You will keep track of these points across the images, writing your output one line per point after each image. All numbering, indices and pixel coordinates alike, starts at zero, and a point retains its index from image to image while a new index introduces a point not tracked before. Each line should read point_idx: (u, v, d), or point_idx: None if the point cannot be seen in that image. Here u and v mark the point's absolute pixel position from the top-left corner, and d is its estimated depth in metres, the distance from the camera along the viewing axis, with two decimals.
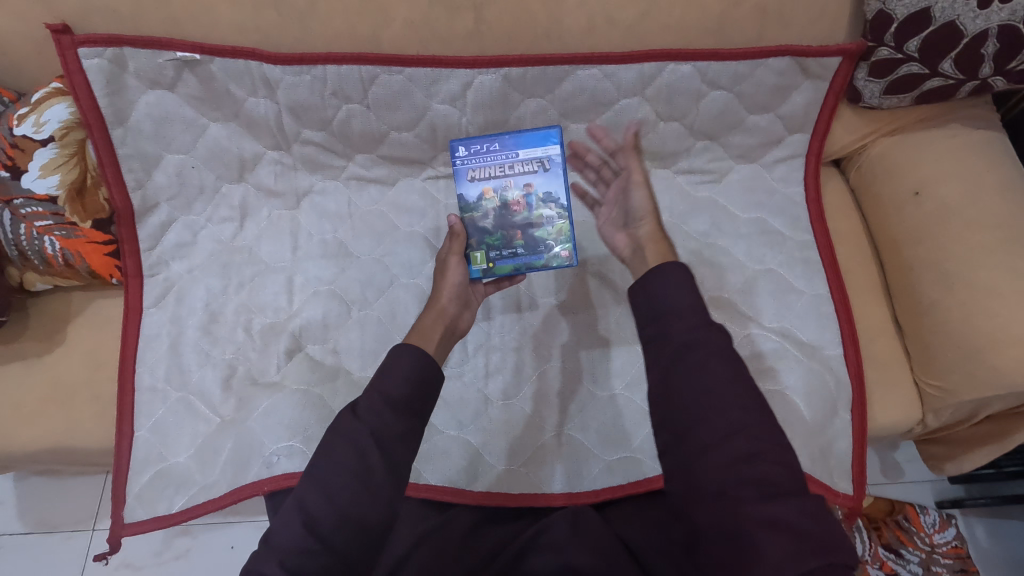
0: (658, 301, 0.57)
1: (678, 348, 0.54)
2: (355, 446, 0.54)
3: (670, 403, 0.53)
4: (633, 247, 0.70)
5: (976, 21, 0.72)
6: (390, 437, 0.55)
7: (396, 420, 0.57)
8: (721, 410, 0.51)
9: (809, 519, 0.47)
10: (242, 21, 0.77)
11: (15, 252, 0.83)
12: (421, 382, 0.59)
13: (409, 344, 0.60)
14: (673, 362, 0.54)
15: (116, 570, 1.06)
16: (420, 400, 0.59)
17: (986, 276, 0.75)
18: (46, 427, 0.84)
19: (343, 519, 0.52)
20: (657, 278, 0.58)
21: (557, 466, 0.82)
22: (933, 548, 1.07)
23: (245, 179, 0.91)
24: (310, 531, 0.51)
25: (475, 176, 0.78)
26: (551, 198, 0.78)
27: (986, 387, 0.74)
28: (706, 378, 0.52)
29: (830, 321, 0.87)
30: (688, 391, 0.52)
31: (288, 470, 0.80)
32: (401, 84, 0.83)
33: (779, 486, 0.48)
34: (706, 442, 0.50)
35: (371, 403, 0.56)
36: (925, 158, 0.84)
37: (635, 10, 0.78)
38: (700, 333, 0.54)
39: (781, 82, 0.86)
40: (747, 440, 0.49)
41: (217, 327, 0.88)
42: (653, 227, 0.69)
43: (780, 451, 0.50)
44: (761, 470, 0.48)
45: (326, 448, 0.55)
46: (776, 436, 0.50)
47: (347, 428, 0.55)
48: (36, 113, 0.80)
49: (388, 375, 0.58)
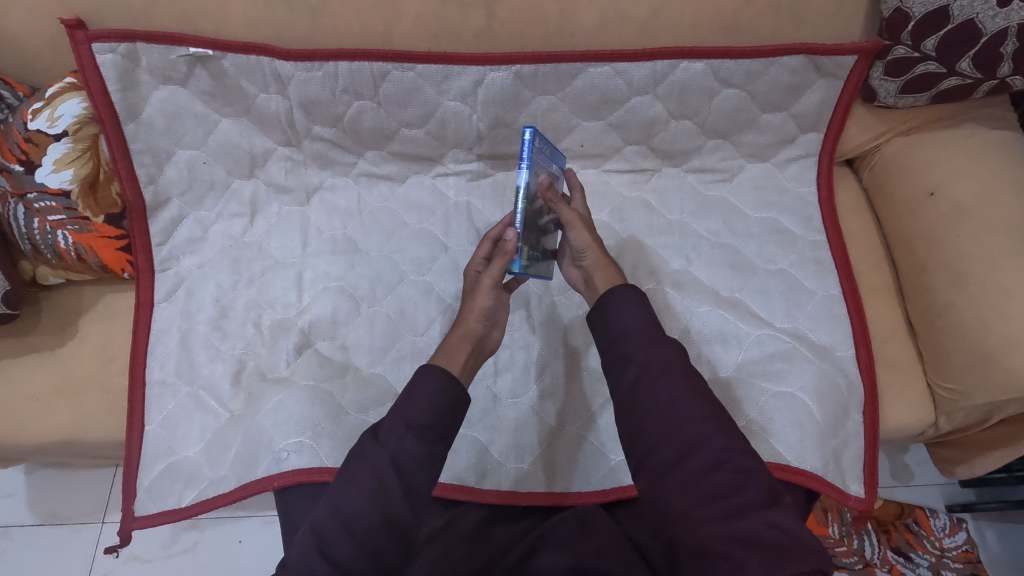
0: (610, 327, 0.63)
1: (638, 368, 0.59)
2: (375, 472, 0.56)
3: (636, 424, 0.57)
4: (584, 277, 0.75)
5: (996, 19, 0.71)
6: (410, 463, 0.57)
7: (418, 445, 0.58)
8: (687, 424, 0.55)
9: (772, 530, 0.49)
10: (255, 18, 0.77)
11: (28, 246, 0.83)
12: (443, 406, 0.60)
13: (433, 365, 0.61)
14: (632, 384, 0.58)
15: (124, 563, 1.07)
16: (443, 422, 0.60)
17: (1001, 278, 0.74)
18: (59, 419, 0.85)
19: (358, 545, 0.54)
20: (614, 299, 0.63)
21: (566, 465, 0.82)
22: (942, 552, 1.06)
23: (256, 175, 0.91)
24: (325, 558, 0.53)
25: (537, 172, 0.73)
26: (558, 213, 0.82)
27: (1001, 390, 0.74)
28: (662, 399, 0.56)
29: (842, 321, 0.86)
30: (648, 411, 0.57)
31: (298, 467, 0.79)
32: (412, 80, 0.83)
33: (742, 497, 0.51)
34: (671, 460, 0.54)
35: (394, 427, 0.58)
36: (941, 157, 0.83)
37: (648, 7, 0.78)
38: (654, 354, 0.59)
39: (795, 81, 0.85)
40: (710, 453, 0.53)
41: (227, 322, 0.88)
42: (598, 257, 0.72)
43: (739, 460, 0.53)
44: (722, 483, 0.52)
45: (346, 473, 0.57)
46: (736, 452, 0.53)
47: (368, 452, 0.57)
48: (50, 107, 0.80)
49: (411, 399, 0.60)
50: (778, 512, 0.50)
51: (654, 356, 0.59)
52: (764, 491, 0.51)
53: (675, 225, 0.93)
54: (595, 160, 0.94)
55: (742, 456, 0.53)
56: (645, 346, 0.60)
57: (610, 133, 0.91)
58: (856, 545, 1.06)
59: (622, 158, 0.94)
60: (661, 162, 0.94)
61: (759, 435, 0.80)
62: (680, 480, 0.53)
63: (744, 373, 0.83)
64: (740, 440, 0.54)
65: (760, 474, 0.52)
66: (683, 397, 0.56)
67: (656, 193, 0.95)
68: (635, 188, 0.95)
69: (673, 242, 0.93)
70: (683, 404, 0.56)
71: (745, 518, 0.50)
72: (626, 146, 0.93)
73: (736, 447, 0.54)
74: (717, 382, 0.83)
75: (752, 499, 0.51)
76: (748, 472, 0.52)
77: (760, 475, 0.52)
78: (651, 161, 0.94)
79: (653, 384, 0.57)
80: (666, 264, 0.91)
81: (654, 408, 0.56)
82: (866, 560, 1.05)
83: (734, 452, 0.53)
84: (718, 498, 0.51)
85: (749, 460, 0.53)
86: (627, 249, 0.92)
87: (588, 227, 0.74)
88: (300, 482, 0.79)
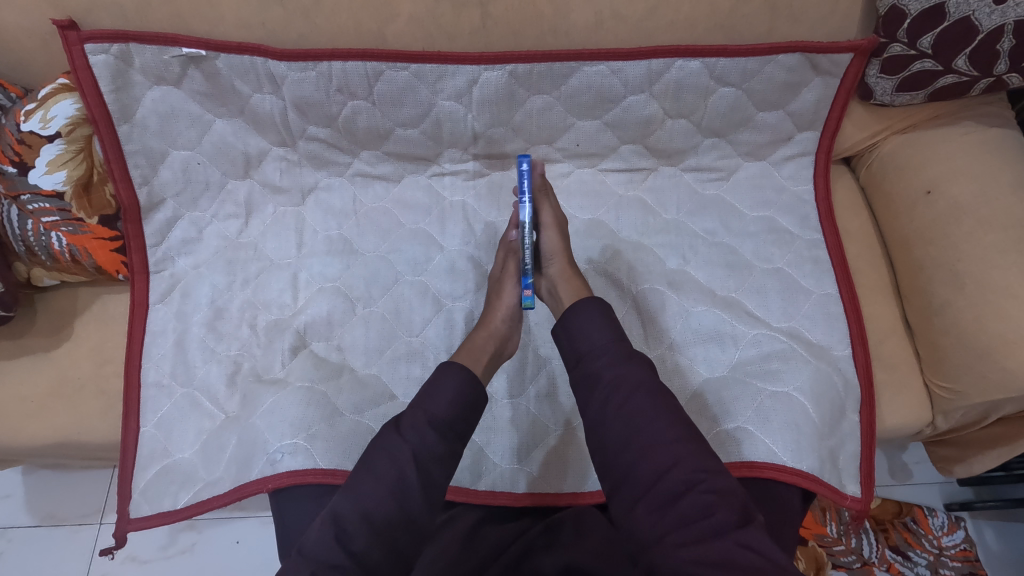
0: (576, 342, 0.66)
1: (606, 387, 0.62)
2: (395, 464, 0.59)
3: (609, 447, 0.60)
4: (549, 287, 0.78)
5: (992, 17, 0.71)
6: (428, 457, 0.60)
7: (438, 440, 0.61)
8: (660, 444, 0.57)
9: (748, 551, 0.50)
10: (248, 18, 0.77)
11: (22, 248, 0.83)
12: (464, 404, 0.63)
13: (456, 363, 0.64)
14: (605, 402, 0.61)
15: (122, 564, 1.07)
16: (463, 419, 0.63)
17: (998, 277, 0.74)
18: (54, 420, 0.85)
19: (374, 535, 0.56)
20: (580, 314, 0.67)
21: (564, 465, 0.81)
22: (941, 550, 1.05)
23: (251, 175, 0.91)
24: (341, 546, 0.55)
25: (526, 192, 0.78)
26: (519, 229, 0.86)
27: (999, 390, 0.73)
28: (636, 423, 0.59)
29: (839, 320, 0.86)
30: (620, 434, 0.59)
31: (291, 469, 0.77)
32: (406, 80, 0.82)
33: (713, 519, 0.52)
34: (647, 483, 0.56)
35: (416, 421, 0.61)
36: (938, 156, 0.83)
37: (643, 5, 0.77)
38: (624, 373, 0.61)
39: (792, 79, 0.84)
40: (683, 474, 0.55)
41: (222, 323, 0.88)
42: (563, 265, 0.77)
43: (714, 481, 0.54)
44: (696, 504, 0.53)
45: (367, 465, 0.59)
46: (711, 473, 0.55)
47: (390, 445, 0.60)
48: (43, 108, 0.80)
49: (432, 395, 0.63)
50: (749, 532, 0.51)
51: (621, 374, 0.62)
52: (736, 512, 0.53)
53: (671, 225, 0.93)
54: (591, 159, 0.94)
55: (717, 477, 0.55)
56: (613, 364, 0.63)
57: (606, 132, 0.90)
58: (854, 543, 1.06)
59: (618, 156, 0.93)
60: (658, 161, 0.94)
61: (754, 435, 0.79)
62: (654, 505, 0.55)
63: (739, 374, 0.83)
64: (713, 460, 0.56)
65: (733, 494, 0.54)
66: (655, 416, 0.58)
67: (652, 192, 0.95)
68: (631, 187, 0.95)
69: (670, 241, 0.92)
70: (654, 424, 0.58)
71: (716, 540, 0.51)
72: (622, 146, 0.92)
73: (710, 468, 0.55)
74: (712, 382, 0.83)
75: (724, 519, 0.52)
76: (720, 492, 0.54)
77: (734, 495, 0.54)
78: (647, 160, 0.94)
79: (623, 404, 0.60)
80: (663, 264, 0.91)
81: (626, 430, 0.59)
82: (864, 558, 1.05)
83: (708, 472, 0.55)
84: (692, 521, 0.53)
85: (725, 481, 0.55)
86: (623, 249, 0.91)
87: (560, 232, 0.79)
88: (292, 485, 0.77)
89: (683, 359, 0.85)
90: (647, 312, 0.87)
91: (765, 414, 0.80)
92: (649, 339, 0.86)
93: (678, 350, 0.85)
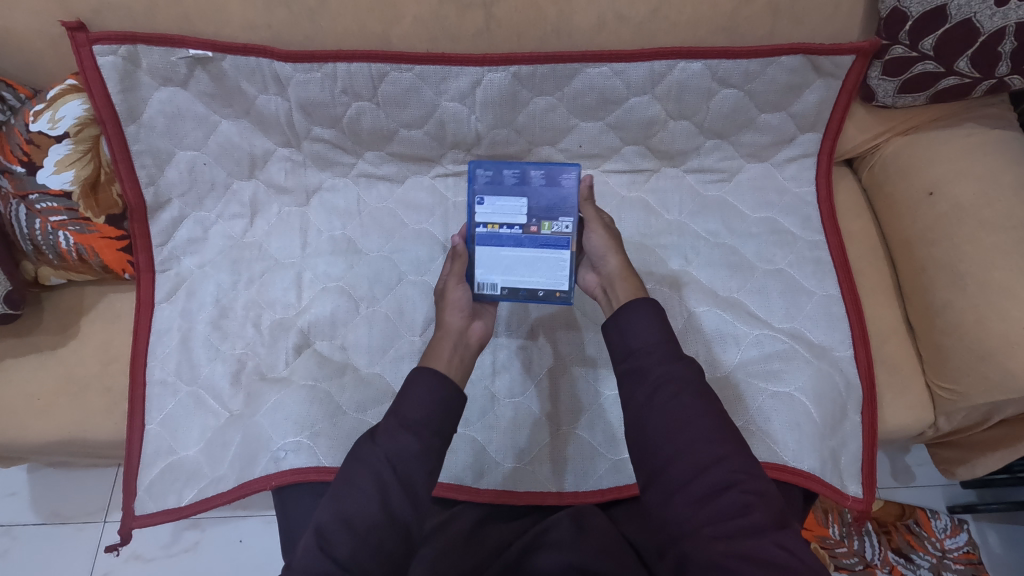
0: (627, 338, 0.65)
1: (653, 383, 0.61)
2: (372, 470, 0.59)
3: (643, 441, 0.59)
4: (604, 285, 0.77)
5: (994, 19, 0.71)
6: (407, 461, 0.59)
7: (414, 441, 0.61)
8: (695, 444, 0.57)
9: (781, 550, 0.50)
10: (255, 20, 0.78)
11: (30, 247, 0.84)
12: (438, 403, 0.63)
13: (426, 367, 0.65)
14: (648, 398, 0.60)
15: (126, 562, 1.07)
16: (438, 421, 0.63)
17: (1001, 278, 0.74)
18: (60, 418, 0.85)
19: (359, 542, 0.56)
20: (636, 310, 0.66)
21: (565, 464, 0.82)
22: (944, 553, 1.05)
23: (256, 175, 0.91)
24: (327, 555, 0.55)
25: (552, 203, 0.78)
26: (489, 243, 0.80)
27: (1000, 391, 0.74)
28: (681, 423, 0.58)
29: (841, 321, 0.86)
30: (660, 431, 0.58)
31: (297, 466, 0.78)
32: (410, 81, 0.83)
33: (750, 518, 0.52)
34: (684, 477, 0.56)
35: (389, 427, 0.61)
36: (942, 157, 0.83)
37: (645, 7, 0.78)
38: (672, 369, 0.61)
39: (793, 81, 0.85)
40: (723, 473, 0.55)
41: (227, 322, 0.88)
42: (620, 263, 0.75)
43: (752, 483, 0.54)
44: (734, 502, 0.53)
45: (346, 474, 0.59)
46: (751, 476, 0.55)
47: (366, 452, 0.60)
48: (51, 109, 0.81)
49: (405, 401, 0.63)
50: (786, 534, 0.52)
51: (669, 371, 0.61)
52: (773, 515, 0.53)
53: (673, 225, 0.94)
54: (594, 160, 0.94)
55: (755, 479, 0.55)
56: (662, 361, 0.62)
57: (609, 134, 0.91)
58: (857, 545, 1.06)
59: (621, 158, 0.94)
60: (660, 162, 0.94)
61: (756, 436, 0.79)
62: (689, 500, 0.55)
63: (742, 374, 0.83)
64: (752, 461, 0.56)
65: (771, 498, 0.54)
66: (687, 416, 0.58)
67: (655, 194, 0.95)
68: (634, 188, 0.95)
69: (672, 242, 0.93)
70: (695, 424, 0.57)
71: (753, 538, 0.51)
72: (625, 147, 0.93)
73: (750, 470, 0.55)
74: (715, 381, 0.83)
75: (761, 519, 0.52)
76: (758, 494, 0.54)
77: (770, 497, 0.54)
78: (650, 161, 0.94)
79: (669, 401, 0.59)
80: (665, 265, 0.91)
81: (665, 425, 0.58)
82: (866, 560, 1.05)
83: (746, 474, 0.55)
84: (727, 518, 0.53)
85: (762, 483, 0.55)
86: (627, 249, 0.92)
87: (605, 230, 0.78)
88: (298, 482, 0.78)
89: None
90: None
91: (765, 415, 0.80)
92: None
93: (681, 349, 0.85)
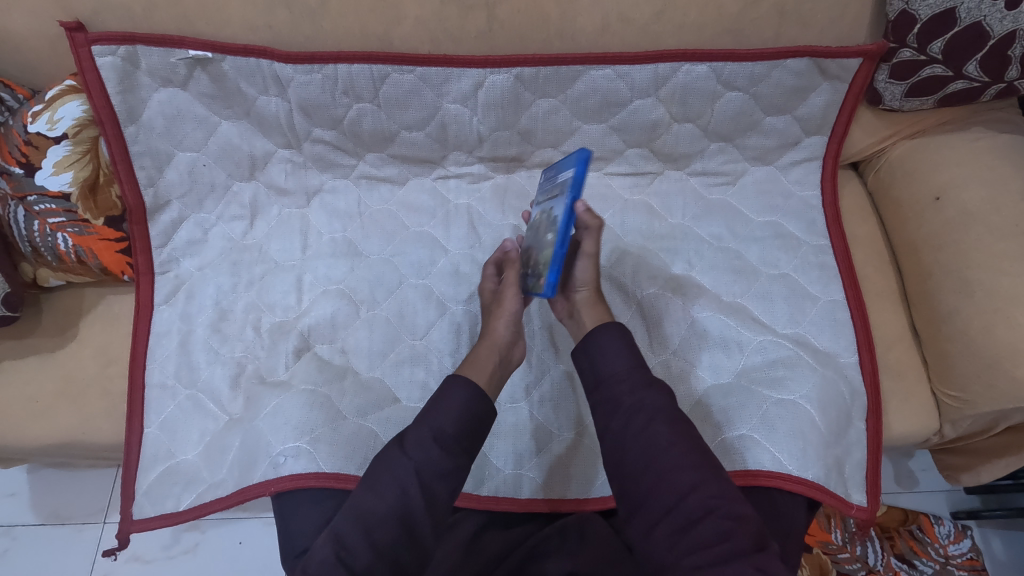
0: (598, 365, 0.65)
1: (625, 412, 0.61)
2: (399, 481, 0.58)
3: (626, 472, 0.59)
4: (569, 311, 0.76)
5: (1004, 22, 0.71)
6: (433, 474, 0.59)
7: (444, 457, 0.60)
8: (675, 470, 0.57)
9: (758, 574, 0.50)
10: (255, 20, 0.77)
11: (29, 249, 0.84)
12: (470, 418, 0.63)
13: (461, 378, 0.64)
14: (622, 430, 0.60)
15: (125, 563, 1.07)
16: (468, 435, 0.62)
17: (1008, 285, 0.73)
18: (58, 419, 0.85)
19: (377, 554, 0.56)
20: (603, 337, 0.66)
21: (566, 472, 0.81)
22: (947, 560, 1.04)
23: (256, 177, 0.91)
24: (343, 564, 0.55)
25: (541, 198, 0.82)
26: (554, 221, 0.72)
27: (1007, 399, 0.73)
28: (659, 455, 0.58)
29: (845, 327, 0.85)
30: (637, 458, 0.59)
31: (296, 471, 0.76)
32: (412, 83, 0.82)
33: (730, 543, 0.52)
34: (664, 506, 0.56)
35: (421, 436, 0.60)
36: (948, 162, 0.82)
37: (650, 9, 0.77)
38: (642, 397, 0.61)
39: (800, 83, 0.84)
40: (699, 500, 0.55)
41: (226, 325, 0.88)
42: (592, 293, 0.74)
43: (733, 505, 0.55)
44: (712, 529, 0.53)
45: (370, 480, 0.59)
46: (728, 500, 0.55)
47: (393, 460, 0.59)
48: (50, 110, 0.80)
49: (440, 410, 0.62)
50: (766, 557, 0.51)
51: (642, 399, 0.61)
52: (752, 537, 0.53)
53: (676, 230, 0.93)
54: (597, 163, 0.93)
55: (734, 503, 0.55)
56: (633, 390, 0.62)
57: (613, 136, 0.90)
58: (860, 551, 1.04)
59: (624, 160, 0.93)
60: (664, 165, 0.94)
61: (759, 443, 0.78)
62: (670, 529, 0.55)
63: (745, 381, 0.82)
64: (729, 485, 0.56)
65: (750, 522, 0.54)
66: (670, 445, 0.58)
67: (657, 196, 0.94)
68: (637, 192, 0.95)
69: (675, 246, 0.92)
70: (671, 451, 0.58)
71: (732, 564, 0.51)
72: (628, 149, 0.92)
73: (725, 495, 0.55)
74: (717, 388, 0.82)
75: (739, 545, 0.52)
76: (737, 519, 0.53)
77: (750, 518, 0.54)
78: (653, 164, 0.93)
79: (644, 428, 0.59)
80: (667, 270, 0.90)
81: (645, 452, 0.58)
82: (869, 566, 1.03)
83: (724, 499, 0.55)
84: (708, 545, 0.53)
85: (739, 505, 0.55)
86: (628, 252, 0.91)
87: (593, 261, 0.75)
88: (298, 488, 0.76)
89: (687, 365, 0.84)
90: (651, 317, 0.86)
91: (771, 422, 0.79)
92: (654, 343, 0.85)
93: (683, 355, 0.84)
